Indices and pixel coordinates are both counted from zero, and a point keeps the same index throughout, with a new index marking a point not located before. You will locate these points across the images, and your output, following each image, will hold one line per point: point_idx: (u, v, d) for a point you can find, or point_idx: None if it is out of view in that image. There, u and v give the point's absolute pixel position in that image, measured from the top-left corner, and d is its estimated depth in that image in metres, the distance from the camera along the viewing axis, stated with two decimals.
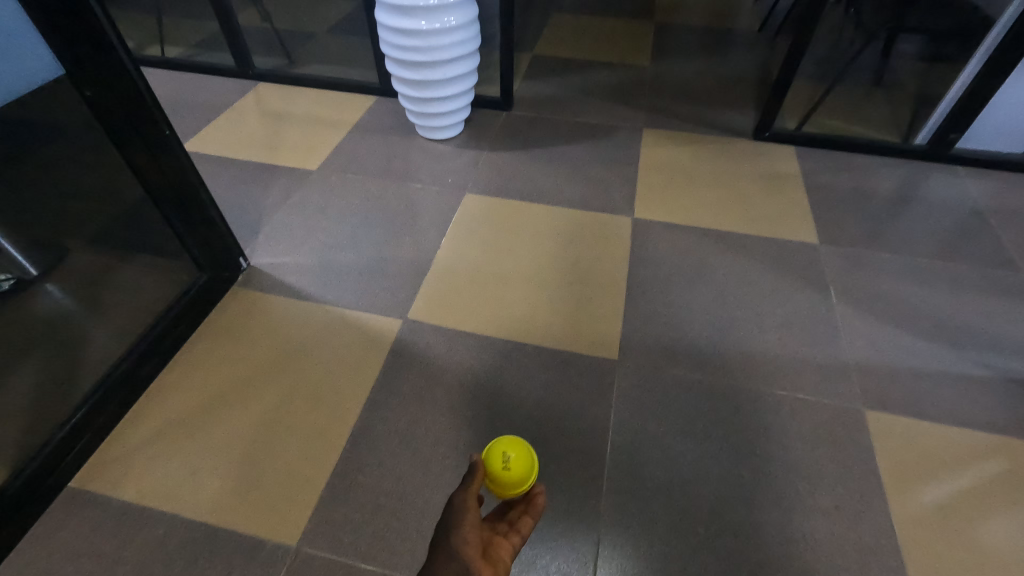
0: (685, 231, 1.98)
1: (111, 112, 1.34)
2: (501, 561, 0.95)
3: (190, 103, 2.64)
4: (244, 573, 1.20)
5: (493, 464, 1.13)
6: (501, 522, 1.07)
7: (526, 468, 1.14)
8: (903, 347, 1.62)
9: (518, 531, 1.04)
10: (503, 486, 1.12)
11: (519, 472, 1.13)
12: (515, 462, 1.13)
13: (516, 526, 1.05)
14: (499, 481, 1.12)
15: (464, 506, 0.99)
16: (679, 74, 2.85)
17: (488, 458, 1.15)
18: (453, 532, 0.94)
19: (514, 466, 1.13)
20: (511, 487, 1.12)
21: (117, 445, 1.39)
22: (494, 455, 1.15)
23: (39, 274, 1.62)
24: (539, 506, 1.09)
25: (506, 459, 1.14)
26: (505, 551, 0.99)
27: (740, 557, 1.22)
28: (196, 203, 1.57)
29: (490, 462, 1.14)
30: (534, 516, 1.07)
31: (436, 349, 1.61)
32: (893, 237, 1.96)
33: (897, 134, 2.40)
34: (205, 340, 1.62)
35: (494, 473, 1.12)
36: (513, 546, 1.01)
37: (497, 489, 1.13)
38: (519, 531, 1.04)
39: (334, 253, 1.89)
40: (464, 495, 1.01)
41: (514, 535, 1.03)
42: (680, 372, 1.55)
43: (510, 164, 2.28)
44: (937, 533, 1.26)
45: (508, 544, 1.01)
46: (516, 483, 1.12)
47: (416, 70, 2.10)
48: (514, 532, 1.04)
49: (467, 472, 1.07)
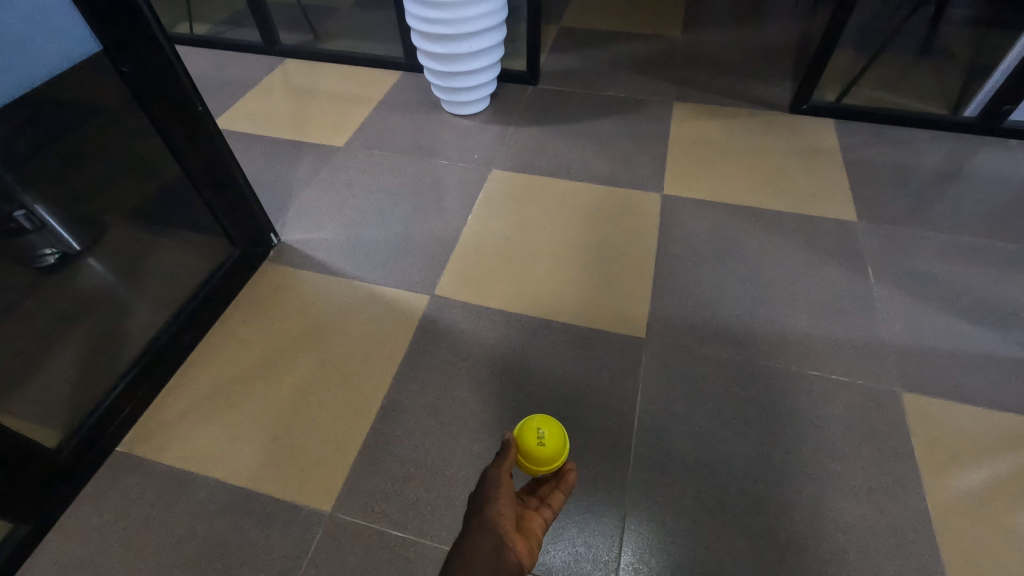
0: (716, 208, 1.93)
1: (146, 86, 1.37)
2: (535, 534, 0.96)
3: (220, 80, 2.67)
4: (282, 536, 1.25)
5: (527, 441, 1.15)
6: (532, 498, 1.08)
7: (558, 446, 1.17)
8: (945, 328, 1.56)
9: (549, 507, 1.06)
10: (535, 462, 1.14)
11: (553, 449, 1.15)
12: (548, 439, 1.16)
13: (547, 501, 1.07)
14: (532, 456, 1.14)
15: (498, 480, 1.01)
16: (713, 45, 2.74)
17: (522, 434, 1.17)
18: (488, 504, 0.96)
19: (548, 443, 1.15)
20: (541, 463, 1.14)
21: (160, 413, 1.45)
22: (527, 431, 1.17)
23: (82, 249, 1.65)
24: (569, 482, 1.11)
25: (539, 436, 1.16)
26: (537, 525, 1.00)
27: (768, 535, 1.22)
28: (228, 178, 1.60)
29: (523, 439, 1.16)
30: (565, 492, 1.09)
31: (464, 325, 1.62)
32: (938, 215, 1.88)
33: (945, 106, 2.28)
34: (239, 314, 1.67)
35: (527, 450, 1.14)
36: (545, 520, 1.02)
37: (528, 465, 1.14)
38: (550, 506, 1.06)
39: (362, 229, 1.91)
40: (498, 469, 1.03)
41: (545, 510, 1.05)
42: (709, 351, 1.53)
43: (536, 140, 2.25)
44: (974, 517, 1.23)
45: (540, 518, 1.02)
46: (548, 460, 1.14)
47: (442, 43, 2.06)
48: (545, 507, 1.05)
49: (501, 449, 1.09)
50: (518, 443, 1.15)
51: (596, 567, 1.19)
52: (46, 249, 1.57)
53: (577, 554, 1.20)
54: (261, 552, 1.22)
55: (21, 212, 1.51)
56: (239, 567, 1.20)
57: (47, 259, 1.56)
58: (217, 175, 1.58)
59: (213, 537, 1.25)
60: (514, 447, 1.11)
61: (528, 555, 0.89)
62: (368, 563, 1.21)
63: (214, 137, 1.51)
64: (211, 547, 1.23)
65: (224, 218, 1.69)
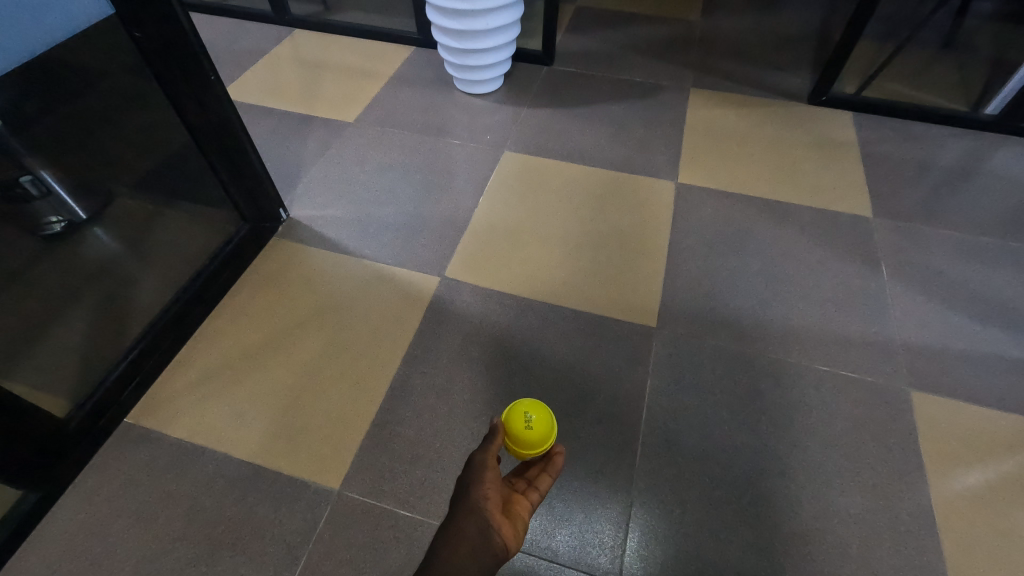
0: (731, 199, 1.91)
1: (159, 53, 1.33)
2: (519, 517, 1.00)
3: (228, 49, 2.61)
4: (291, 512, 1.25)
5: (514, 424, 1.15)
6: (520, 480, 1.11)
7: (547, 429, 1.16)
8: (956, 328, 1.56)
9: (537, 489, 1.08)
10: (522, 445, 1.14)
11: (541, 432, 1.15)
12: (536, 423, 1.15)
13: (535, 484, 1.09)
14: (520, 440, 1.14)
15: (484, 465, 1.03)
16: (732, 31, 2.69)
17: (510, 418, 1.16)
18: (475, 488, 0.98)
19: (536, 427, 1.15)
20: (529, 447, 1.14)
21: (168, 386, 1.45)
22: (514, 416, 1.16)
23: (87, 218, 1.63)
24: (557, 465, 1.12)
25: (527, 420, 1.15)
26: (523, 508, 1.03)
27: (772, 527, 1.23)
28: (237, 148, 1.56)
29: (510, 423, 1.15)
30: (552, 474, 1.11)
31: (473, 308, 1.61)
32: (953, 213, 1.86)
33: (967, 101, 2.24)
34: (247, 288, 1.65)
35: (515, 433, 1.14)
36: (531, 503, 1.06)
37: (516, 448, 1.15)
38: (538, 488, 1.08)
39: (372, 207, 1.88)
40: (484, 454, 1.05)
41: (532, 493, 1.08)
42: (719, 343, 1.53)
43: (550, 122, 2.21)
44: (976, 516, 1.24)
45: (527, 501, 1.05)
46: (536, 443, 1.14)
47: (458, 19, 2.01)
48: (532, 490, 1.08)
49: (489, 433, 1.10)
50: (505, 427, 1.15)
51: (602, 552, 1.20)
52: (51, 216, 1.56)
53: (584, 539, 1.22)
54: (271, 527, 1.23)
55: (28, 178, 1.55)
56: (248, 540, 1.21)
57: (53, 228, 1.56)
58: (229, 149, 1.56)
59: (221, 510, 1.25)
60: (500, 432, 1.12)
61: (514, 537, 0.93)
62: (376, 542, 1.22)
63: (224, 105, 1.46)
64: (220, 520, 1.24)
65: (235, 191, 1.66)
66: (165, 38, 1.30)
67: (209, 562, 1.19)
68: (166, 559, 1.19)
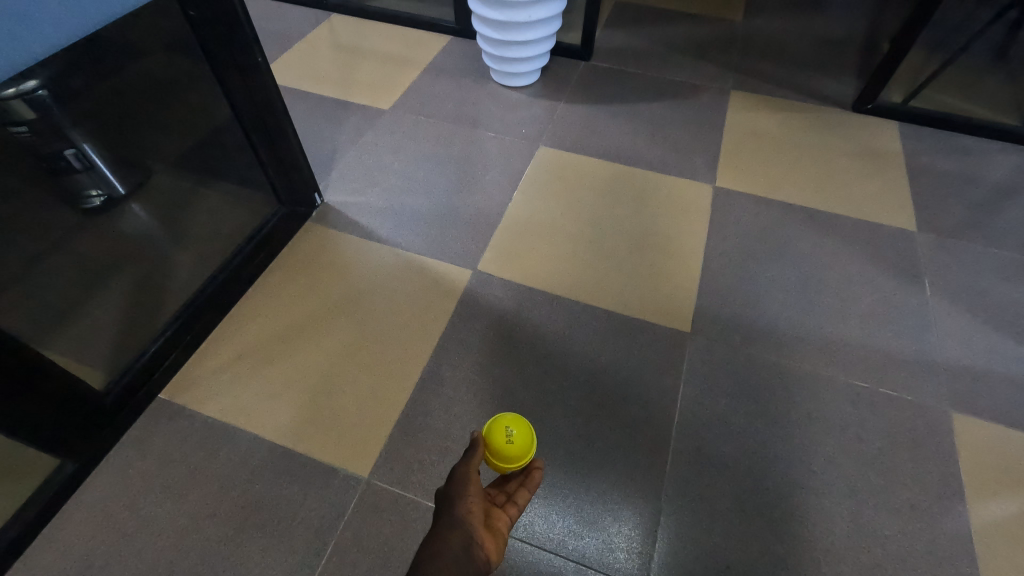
0: (769, 205, 1.87)
1: (219, 49, 1.37)
2: (500, 531, 0.97)
3: (267, 32, 2.62)
4: (319, 497, 1.26)
5: (495, 439, 1.11)
6: (500, 494, 1.08)
7: (528, 443, 1.13)
8: (1001, 349, 1.51)
9: (516, 504, 1.05)
10: (502, 459, 1.11)
11: (521, 447, 1.11)
12: (517, 437, 1.12)
13: (514, 498, 1.06)
14: (500, 454, 1.11)
15: (466, 479, 1.00)
16: (776, 32, 2.63)
17: (491, 432, 1.13)
18: (456, 502, 0.97)
19: (517, 441, 1.11)
20: (509, 460, 1.11)
21: (200, 365, 1.48)
22: (496, 430, 1.13)
23: (124, 193, 1.44)
24: (536, 480, 1.09)
25: (508, 434, 1.12)
26: (503, 522, 1.01)
27: (803, 543, 1.21)
28: (279, 132, 1.59)
29: (491, 437, 1.12)
30: (531, 489, 1.08)
31: (504, 303, 1.60)
32: (1001, 230, 1.80)
33: (1019, 117, 2.17)
34: (280, 272, 1.67)
35: (495, 447, 1.11)
36: (511, 518, 1.03)
37: (496, 462, 1.12)
38: (517, 503, 1.05)
39: (405, 196, 1.88)
40: (466, 468, 1.02)
41: (511, 507, 1.05)
42: (754, 352, 1.50)
43: (586, 119, 2.18)
44: (1015, 543, 1.21)
45: (506, 516, 1.03)
46: (517, 457, 1.11)
47: (500, 10, 1.99)
48: (512, 505, 1.05)
49: (469, 446, 1.08)
50: (485, 441, 1.12)
51: (629, 556, 1.19)
52: (91, 189, 1.34)
53: (611, 544, 1.20)
54: (299, 512, 1.24)
55: (71, 151, 1.25)
56: (276, 523, 1.22)
57: (93, 203, 1.35)
58: (270, 132, 1.58)
59: (252, 491, 1.26)
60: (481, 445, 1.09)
61: (496, 551, 0.93)
62: (404, 532, 1.22)
63: (270, 89, 1.50)
64: (250, 501, 1.25)
65: (274, 175, 1.68)
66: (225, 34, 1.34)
67: (238, 543, 1.19)
68: (197, 537, 1.20)
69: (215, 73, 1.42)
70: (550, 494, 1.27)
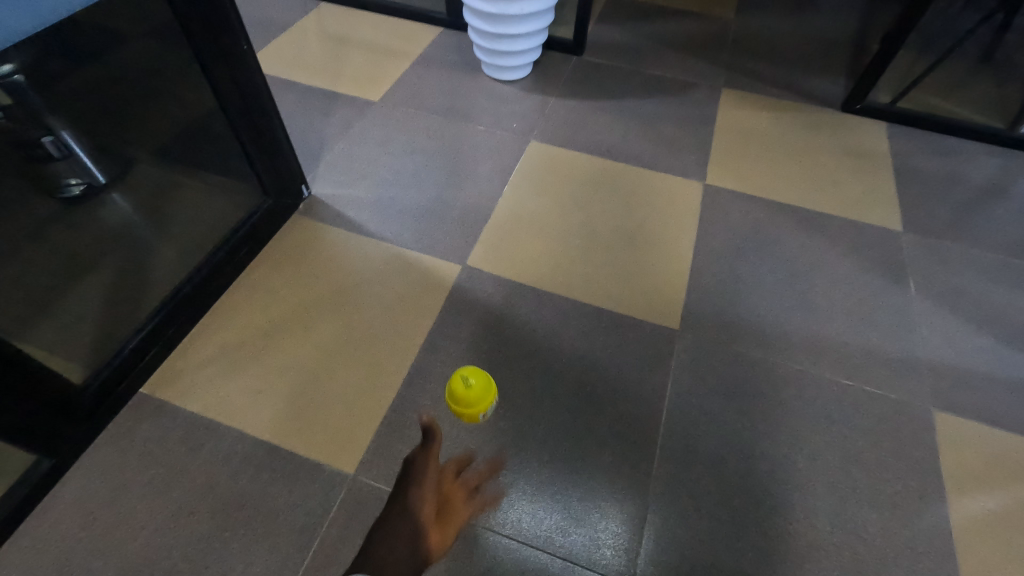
0: (759, 204, 1.88)
1: (203, 39, 1.31)
2: (454, 522, 1.14)
3: (255, 20, 2.56)
4: (304, 494, 1.24)
5: (453, 387, 1.32)
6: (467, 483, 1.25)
7: (483, 386, 1.33)
8: (983, 348, 1.53)
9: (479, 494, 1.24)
10: (463, 405, 1.32)
11: (476, 391, 1.31)
12: (472, 384, 1.31)
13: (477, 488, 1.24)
14: (460, 400, 1.31)
15: (422, 466, 1.20)
16: (768, 31, 2.63)
17: (450, 383, 1.33)
18: (410, 492, 1.14)
19: (472, 388, 1.31)
20: (468, 404, 1.31)
21: (183, 359, 1.45)
22: (454, 381, 1.32)
23: (105, 181, 1.46)
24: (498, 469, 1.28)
25: (464, 383, 1.31)
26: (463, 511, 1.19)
27: (787, 539, 1.22)
28: (266, 126, 1.54)
29: (452, 387, 1.32)
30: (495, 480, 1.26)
31: (493, 298, 1.59)
32: (984, 231, 1.83)
33: (1004, 119, 2.19)
34: (266, 265, 1.64)
35: (455, 395, 1.32)
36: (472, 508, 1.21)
37: (459, 407, 1.32)
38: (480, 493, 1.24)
39: (394, 189, 1.86)
40: (423, 453, 1.22)
41: (475, 496, 1.23)
42: (742, 350, 1.51)
43: (578, 114, 2.17)
44: (993, 539, 1.23)
45: (468, 506, 1.21)
46: (474, 399, 1.31)
47: (492, 2, 1.96)
48: (476, 495, 1.24)
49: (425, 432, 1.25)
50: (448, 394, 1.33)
51: (616, 553, 1.19)
52: (70, 178, 1.37)
53: (599, 541, 1.20)
54: (283, 510, 1.22)
55: (49, 138, 1.24)
56: (259, 521, 1.20)
57: (71, 192, 1.38)
58: (257, 124, 1.53)
59: (236, 487, 1.24)
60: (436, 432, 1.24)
61: (441, 543, 1.08)
62: None
63: (257, 82, 1.44)
64: (233, 499, 1.23)
65: (261, 167, 1.63)
66: (209, 24, 1.28)
67: (221, 540, 1.18)
68: (178, 535, 1.18)
69: (200, 63, 1.37)
70: (538, 490, 1.27)
